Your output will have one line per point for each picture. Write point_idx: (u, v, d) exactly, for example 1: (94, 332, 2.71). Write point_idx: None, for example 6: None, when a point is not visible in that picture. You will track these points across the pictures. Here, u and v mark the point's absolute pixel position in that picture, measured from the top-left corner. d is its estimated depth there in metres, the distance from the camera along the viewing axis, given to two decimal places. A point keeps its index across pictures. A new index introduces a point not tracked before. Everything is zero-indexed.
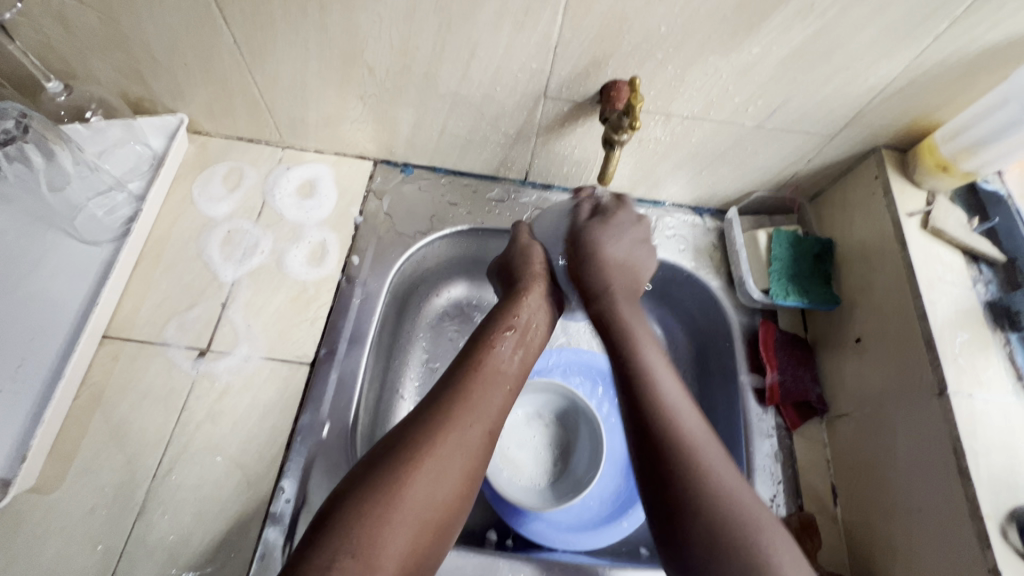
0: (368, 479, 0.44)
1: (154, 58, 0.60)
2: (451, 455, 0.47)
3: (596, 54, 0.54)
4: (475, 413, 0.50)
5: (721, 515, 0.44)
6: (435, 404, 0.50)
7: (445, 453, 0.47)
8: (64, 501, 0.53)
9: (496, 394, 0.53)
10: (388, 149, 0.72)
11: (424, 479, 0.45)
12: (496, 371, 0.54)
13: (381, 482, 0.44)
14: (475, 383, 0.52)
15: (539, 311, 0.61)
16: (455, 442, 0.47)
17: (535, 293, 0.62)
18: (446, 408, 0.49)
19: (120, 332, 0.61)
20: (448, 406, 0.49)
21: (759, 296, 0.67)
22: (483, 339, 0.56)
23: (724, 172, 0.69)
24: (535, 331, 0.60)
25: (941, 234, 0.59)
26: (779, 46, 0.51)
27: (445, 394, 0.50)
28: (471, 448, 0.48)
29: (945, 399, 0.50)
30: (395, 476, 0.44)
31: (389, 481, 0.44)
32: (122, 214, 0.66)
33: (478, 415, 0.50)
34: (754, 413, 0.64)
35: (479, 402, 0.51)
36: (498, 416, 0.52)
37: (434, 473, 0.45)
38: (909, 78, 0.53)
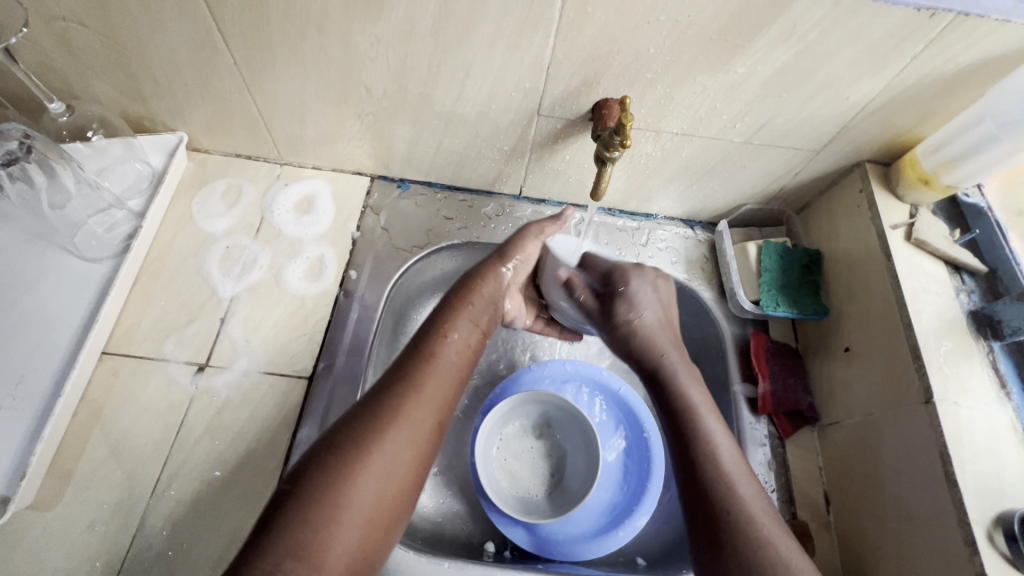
0: (317, 471, 0.43)
1: (155, 78, 0.61)
2: (401, 446, 0.46)
3: (587, 74, 0.55)
4: (423, 400, 0.50)
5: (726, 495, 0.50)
6: (385, 395, 0.49)
7: (394, 442, 0.46)
8: (62, 518, 0.53)
9: (445, 383, 0.52)
10: (384, 165, 0.73)
11: (372, 476, 0.44)
12: (446, 363, 0.53)
13: (332, 472, 0.43)
14: (426, 373, 0.52)
15: (492, 304, 0.62)
16: (405, 433, 0.47)
17: (490, 284, 0.62)
18: (397, 399, 0.49)
19: (119, 348, 0.62)
20: (399, 396, 0.49)
21: (749, 307, 0.68)
22: (434, 330, 0.56)
23: (714, 186, 0.71)
24: (486, 320, 0.61)
25: (924, 246, 0.60)
26: (763, 66, 0.53)
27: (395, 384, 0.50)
28: (419, 439, 0.48)
29: (932, 407, 0.51)
30: (342, 473, 0.43)
31: (336, 480, 0.43)
32: (122, 231, 0.66)
33: (426, 405, 0.50)
34: (746, 421, 0.65)
35: (429, 391, 0.51)
36: (446, 404, 0.52)
37: (385, 467, 0.45)
38: (889, 95, 0.55)
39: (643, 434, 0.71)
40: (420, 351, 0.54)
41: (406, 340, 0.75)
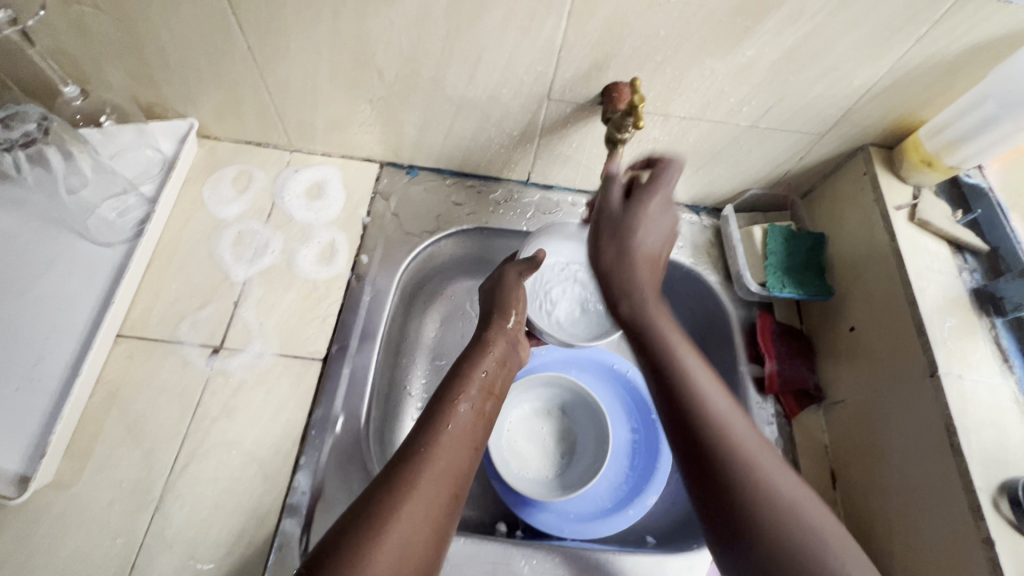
0: (330, 557, 0.40)
1: (168, 64, 0.62)
2: (416, 519, 0.44)
3: (599, 57, 0.56)
4: (437, 467, 0.48)
5: (745, 479, 0.43)
6: (402, 464, 0.47)
7: (409, 521, 0.43)
8: (81, 497, 0.53)
9: (458, 453, 0.50)
10: (393, 152, 0.74)
11: (387, 560, 0.41)
12: (459, 432, 0.52)
13: (346, 555, 0.40)
14: (439, 440, 0.50)
15: (501, 365, 0.61)
16: (418, 508, 0.44)
17: (500, 345, 0.62)
18: (409, 471, 0.46)
19: (134, 331, 0.62)
20: (410, 471, 0.47)
21: (756, 288, 0.69)
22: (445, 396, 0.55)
23: (719, 171, 0.72)
24: (500, 384, 0.60)
25: (927, 226, 0.61)
26: (771, 49, 0.54)
27: (410, 450, 0.49)
28: (433, 516, 0.45)
29: (937, 380, 0.52)
30: (354, 556, 0.40)
31: (349, 564, 0.39)
32: (134, 216, 0.66)
33: (442, 477, 0.47)
34: (754, 401, 0.66)
35: (445, 463, 0.48)
36: (463, 478, 0.49)
37: (401, 546, 0.42)
38: (893, 78, 0.56)
39: (652, 416, 0.72)
40: (430, 423, 0.52)
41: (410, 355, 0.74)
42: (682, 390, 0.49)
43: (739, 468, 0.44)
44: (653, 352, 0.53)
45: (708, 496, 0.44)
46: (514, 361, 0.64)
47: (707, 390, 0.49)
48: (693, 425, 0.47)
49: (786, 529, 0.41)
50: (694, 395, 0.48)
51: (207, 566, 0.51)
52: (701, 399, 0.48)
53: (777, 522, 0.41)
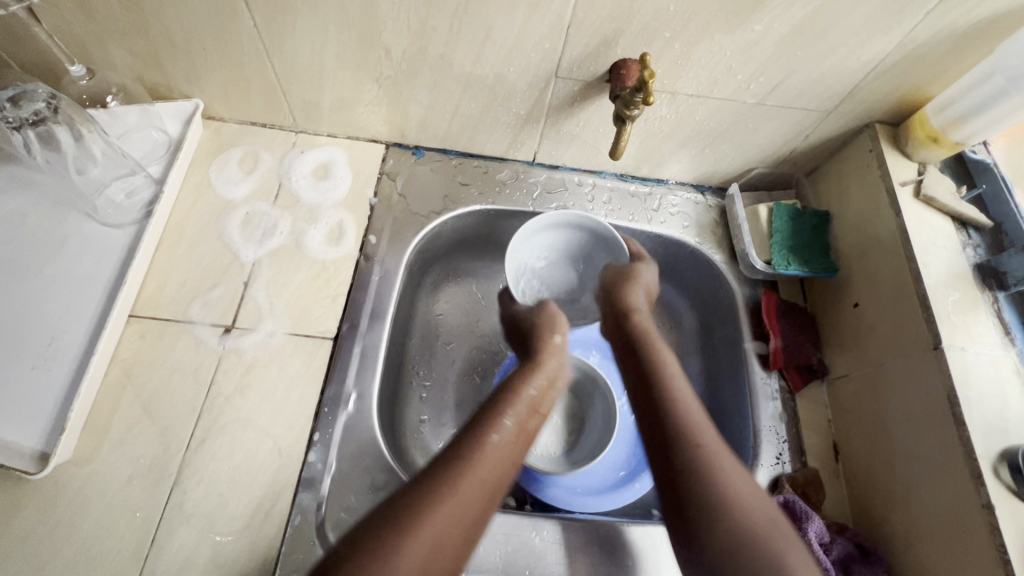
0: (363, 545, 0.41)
1: (173, 43, 0.61)
2: (453, 519, 0.45)
3: (607, 33, 0.56)
4: (481, 475, 0.49)
5: (711, 481, 0.47)
6: (441, 470, 0.48)
7: (442, 524, 0.44)
8: (101, 472, 0.54)
9: (501, 465, 0.51)
10: (400, 132, 0.74)
11: (417, 556, 0.41)
12: (503, 448, 0.52)
13: (381, 545, 0.41)
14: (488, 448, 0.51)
15: (553, 382, 0.61)
16: (452, 514, 0.45)
17: (550, 365, 0.62)
18: (452, 474, 0.47)
19: (146, 311, 0.62)
20: (451, 478, 0.47)
21: (761, 266, 0.70)
22: (491, 411, 0.55)
23: (725, 150, 0.72)
24: (545, 402, 0.59)
25: (932, 202, 0.62)
26: (781, 24, 0.54)
27: (445, 458, 0.49)
28: (467, 523, 0.45)
29: (940, 353, 0.53)
30: (387, 548, 0.41)
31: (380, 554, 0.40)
32: (142, 198, 0.67)
33: (485, 483, 0.48)
34: (758, 377, 0.67)
35: (484, 475, 0.49)
36: (497, 490, 0.49)
37: (429, 547, 0.42)
38: (901, 54, 0.57)
39: None
40: (474, 434, 0.52)
41: (423, 336, 0.76)
42: (673, 408, 0.53)
43: (697, 474, 0.48)
44: (650, 376, 0.58)
45: (669, 492, 0.49)
46: (560, 382, 0.63)
47: (695, 414, 0.53)
48: (677, 437, 0.51)
49: (732, 513, 0.45)
50: (687, 413, 0.52)
51: (226, 538, 0.52)
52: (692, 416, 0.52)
53: (715, 504, 0.46)
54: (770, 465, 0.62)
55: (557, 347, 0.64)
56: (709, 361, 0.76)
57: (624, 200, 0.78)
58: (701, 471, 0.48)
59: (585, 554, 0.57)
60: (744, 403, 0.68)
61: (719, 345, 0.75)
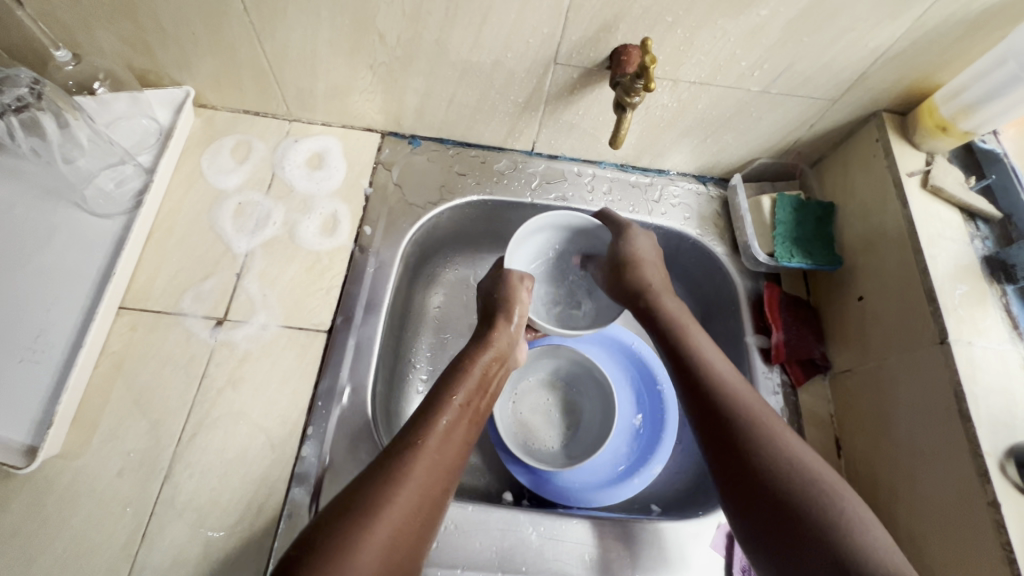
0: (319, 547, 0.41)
1: (162, 28, 0.60)
2: (408, 509, 0.45)
3: (608, 17, 0.54)
4: (434, 460, 0.48)
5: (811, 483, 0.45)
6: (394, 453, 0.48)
7: (401, 509, 0.44)
8: (90, 467, 0.53)
9: (454, 447, 0.51)
10: (395, 121, 0.72)
11: (379, 542, 0.42)
12: (454, 428, 0.52)
13: (339, 543, 0.41)
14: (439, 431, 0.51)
15: (504, 358, 0.61)
16: (409, 499, 0.45)
17: (500, 341, 0.61)
18: (407, 464, 0.47)
19: (137, 302, 0.61)
20: (405, 462, 0.47)
21: (764, 258, 0.68)
22: (441, 391, 0.54)
23: (728, 139, 0.70)
24: (496, 380, 0.59)
25: (940, 193, 0.61)
26: (787, 8, 0.52)
27: (400, 441, 0.49)
28: (425, 506, 0.46)
29: (946, 347, 0.52)
30: (347, 540, 0.41)
31: (341, 546, 0.41)
32: (132, 187, 0.65)
33: (438, 470, 0.48)
34: (760, 371, 0.66)
35: (438, 455, 0.49)
36: (454, 470, 0.50)
37: (389, 534, 0.43)
38: (911, 39, 0.55)
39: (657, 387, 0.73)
40: (424, 415, 0.52)
41: (420, 330, 0.75)
42: (736, 404, 0.51)
43: (773, 460, 0.47)
44: (698, 373, 0.55)
45: (750, 491, 0.47)
46: (513, 359, 0.63)
47: (758, 410, 0.51)
48: (739, 433, 0.49)
49: (814, 493, 0.45)
50: (752, 412, 0.51)
51: (218, 534, 0.52)
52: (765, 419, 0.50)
53: (798, 484, 0.45)
54: None
55: (513, 329, 0.62)
56: None
57: (625, 190, 0.76)
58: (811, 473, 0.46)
59: (584, 549, 0.56)
60: None
61: (720, 339, 0.74)
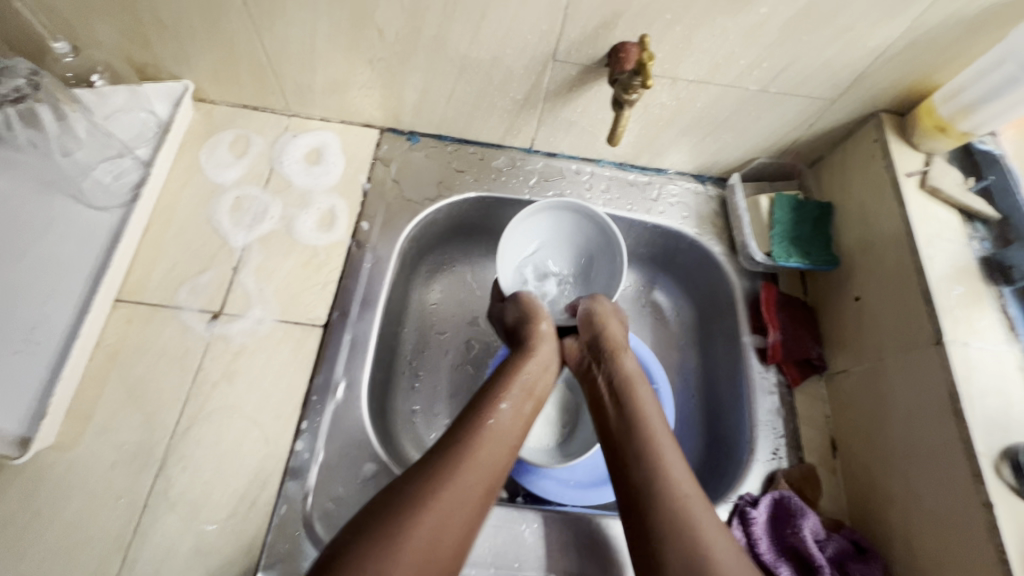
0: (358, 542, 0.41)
1: (161, 21, 0.60)
2: (452, 510, 0.44)
3: (607, 14, 0.54)
4: (479, 462, 0.48)
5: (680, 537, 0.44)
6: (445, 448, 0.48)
7: (450, 502, 0.44)
8: (84, 458, 0.53)
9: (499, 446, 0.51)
10: (394, 116, 0.72)
11: (426, 531, 0.42)
12: (502, 428, 0.52)
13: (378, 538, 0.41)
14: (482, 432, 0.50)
15: (548, 364, 0.61)
16: (458, 492, 0.45)
17: (543, 347, 0.61)
18: (450, 464, 0.46)
19: (133, 295, 0.61)
20: (454, 457, 0.47)
21: (761, 258, 0.68)
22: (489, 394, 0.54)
23: (727, 138, 0.70)
24: (541, 385, 0.59)
25: (937, 193, 0.61)
26: (786, 6, 0.52)
27: (450, 439, 0.49)
28: (475, 501, 0.46)
29: (942, 347, 0.52)
30: (393, 528, 0.41)
31: (389, 532, 0.41)
32: (130, 179, 0.65)
33: (481, 470, 0.47)
34: (756, 371, 0.66)
35: (487, 454, 0.49)
36: (502, 470, 0.50)
37: (436, 524, 0.43)
38: (910, 39, 0.55)
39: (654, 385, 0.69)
40: (473, 416, 0.52)
41: (415, 326, 0.74)
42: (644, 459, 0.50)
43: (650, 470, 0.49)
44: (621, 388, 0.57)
45: (630, 515, 0.48)
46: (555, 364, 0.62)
47: (674, 466, 0.49)
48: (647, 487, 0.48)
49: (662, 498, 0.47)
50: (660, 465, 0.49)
51: (210, 527, 0.52)
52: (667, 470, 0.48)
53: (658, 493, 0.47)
54: (766, 460, 0.61)
55: (545, 333, 0.62)
56: (707, 355, 0.74)
57: (623, 189, 0.76)
58: (681, 530, 0.45)
59: (578, 547, 0.56)
60: (741, 397, 0.66)
61: (716, 339, 0.73)
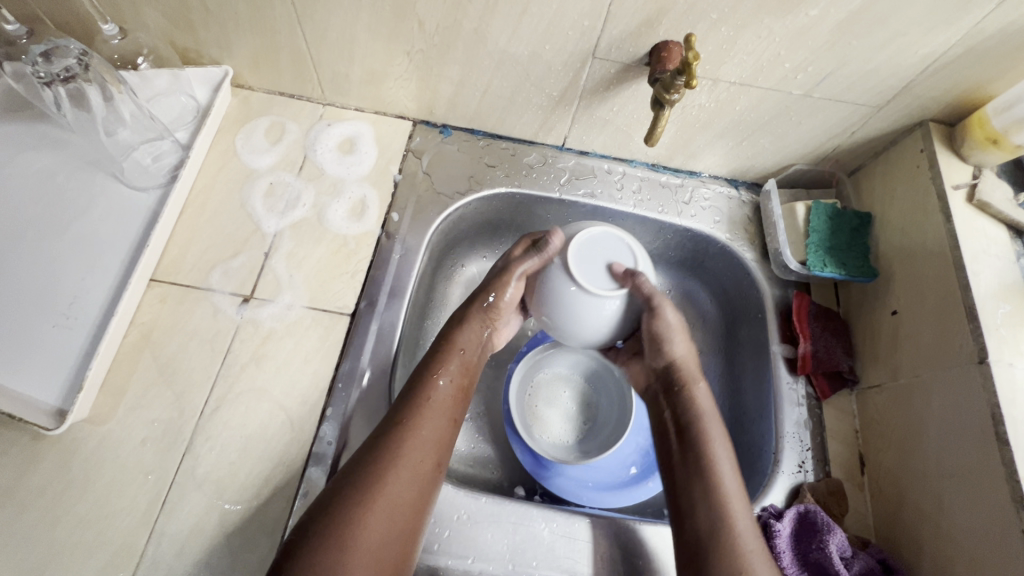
0: (307, 549, 0.43)
1: (205, 7, 0.60)
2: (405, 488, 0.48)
3: (651, 13, 0.53)
4: (416, 455, 0.50)
5: (731, 566, 0.47)
6: (378, 448, 0.49)
7: (392, 504, 0.47)
8: (115, 433, 0.54)
9: (429, 441, 0.51)
10: (428, 109, 0.72)
11: (371, 532, 0.45)
12: (433, 423, 0.52)
13: (330, 548, 0.43)
14: (415, 426, 0.51)
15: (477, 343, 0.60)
16: (396, 494, 0.47)
17: (466, 354, 0.58)
18: (380, 472, 0.48)
19: (167, 276, 0.62)
20: (388, 461, 0.48)
21: (795, 266, 0.67)
22: (421, 381, 0.55)
23: (765, 143, 0.69)
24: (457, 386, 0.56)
25: (986, 208, 0.59)
26: (837, 9, 0.50)
27: (384, 439, 0.50)
28: (413, 492, 0.48)
29: (985, 367, 0.50)
30: (344, 531, 0.44)
31: (339, 538, 0.44)
32: (168, 162, 0.67)
33: (417, 459, 0.50)
34: (785, 382, 0.64)
35: (413, 450, 0.50)
36: (439, 449, 0.51)
37: (381, 529, 0.46)
38: (966, 46, 0.53)
39: None
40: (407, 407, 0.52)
41: (439, 318, 0.75)
42: (701, 482, 0.52)
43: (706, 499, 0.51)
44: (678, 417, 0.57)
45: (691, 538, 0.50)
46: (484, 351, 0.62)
47: (738, 512, 0.50)
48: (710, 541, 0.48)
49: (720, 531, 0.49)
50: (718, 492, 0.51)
51: (234, 507, 0.52)
52: (725, 500, 0.50)
53: (715, 525, 0.49)
54: (792, 473, 0.60)
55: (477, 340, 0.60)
56: (733, 363, 0.73)
57: (654, 190, 0.75)
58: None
59: (597, 551, 0.55)
60: (767, 408, 0.65)
61: (743, 347, 0.72)
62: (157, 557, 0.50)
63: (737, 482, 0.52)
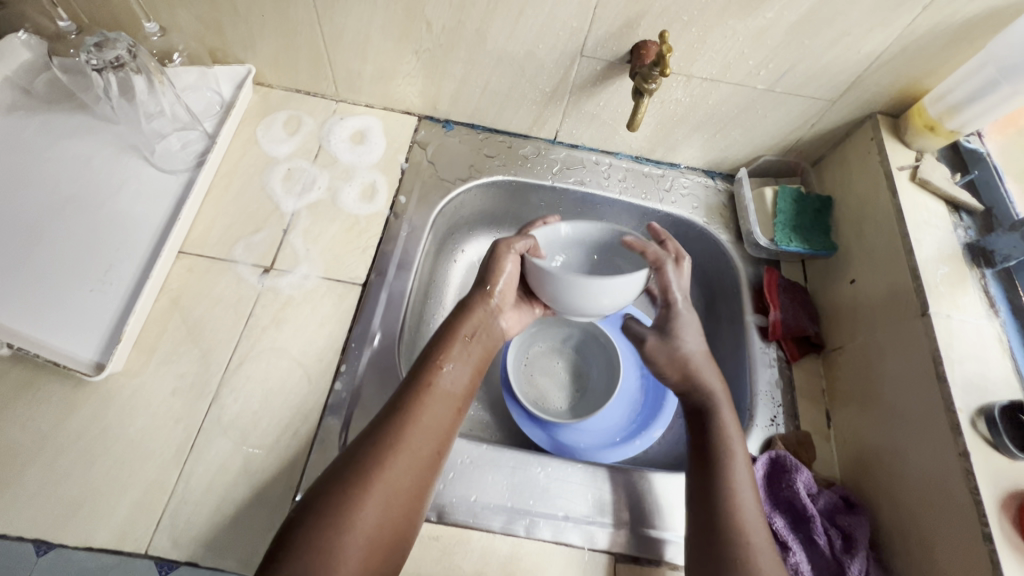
0: (308, 521, 0.45)
1: (236, 10, 0.68)
2: (410, 467, 0.50)
3: (631, 15, 0.61)
4: (423, 437, 0.52)
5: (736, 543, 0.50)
6: (384, 429, 0.51)
7: (395, 481, 0.49)
8: (147, 385, 0.59)
9: (434, 428, 0.53)
10: (432, 105, 0.80)
11: (374, 508, 0.47)
12: (440, 405, 0.54)
13: (330, 514, 0.45)
14: (427, 404, 0.54)
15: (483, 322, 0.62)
16: (400, 474, 0.49)
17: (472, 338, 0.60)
18: (386, 452, 0.50)
19: (194, 249, 0.68)
20: (393, 441, 0.50)
21: (765, 243, 0.74)
22: (430, 362, 0.57)
23: (736, 135, 0.77)
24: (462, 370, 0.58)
25: (927, 185, 0.66)
26: (789, 12, 0.59)
27: (394, 419, 0.52)
28: (417, 472, 0.50)
29: (927, 318, 0.57)
30: (348, 505, 0.46)
31: (342, 512, 0.45)
32: (195, 149, 0.73)
33: (425, 438, 0.52)
34: (758, 347, 0.71)
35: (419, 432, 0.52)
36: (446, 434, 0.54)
37: (383, 504, 0.47)
38: (902, 44, 0.61)
39: None
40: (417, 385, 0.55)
41: (441, 297, 0.81)
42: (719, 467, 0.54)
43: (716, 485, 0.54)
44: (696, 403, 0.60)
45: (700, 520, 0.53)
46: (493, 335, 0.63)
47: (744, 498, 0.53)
48: (715, 522, 0.51)
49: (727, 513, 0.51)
50: (728, 478, 0.54)
51: (257, 451, 0.57)
52: (732, 488, 0.53)
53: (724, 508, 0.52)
54: (765, 426, 0.65)
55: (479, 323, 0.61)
56: (713, 335, 0.80)
57: (638, 179, 0.83)
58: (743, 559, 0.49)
59: (589, 493, 0.60)
60: (743, 371, 0.71)
61: (722, 320, 0.79)
62: (186, 494, 0.55)
63: (746, 470, 0.55)
